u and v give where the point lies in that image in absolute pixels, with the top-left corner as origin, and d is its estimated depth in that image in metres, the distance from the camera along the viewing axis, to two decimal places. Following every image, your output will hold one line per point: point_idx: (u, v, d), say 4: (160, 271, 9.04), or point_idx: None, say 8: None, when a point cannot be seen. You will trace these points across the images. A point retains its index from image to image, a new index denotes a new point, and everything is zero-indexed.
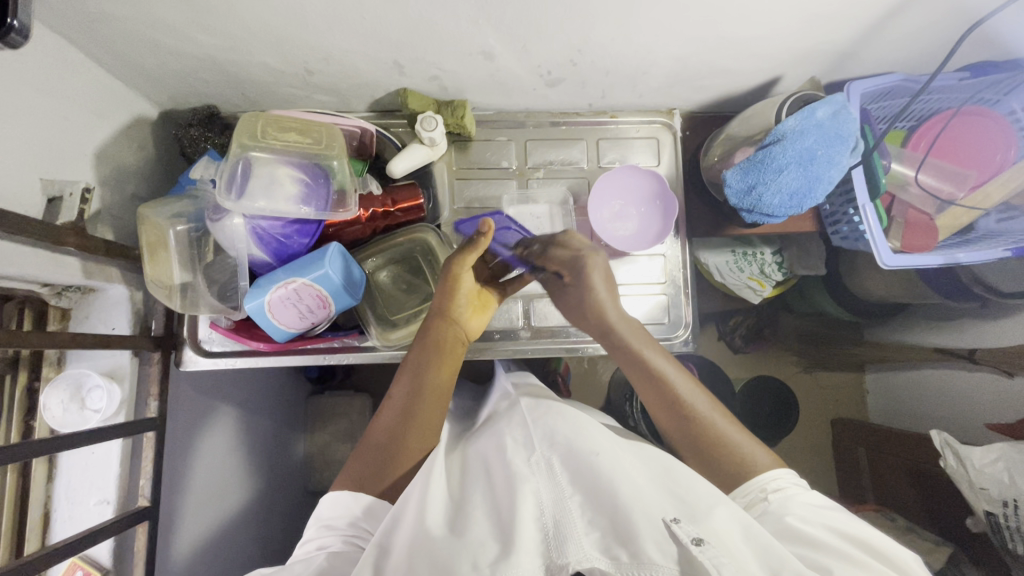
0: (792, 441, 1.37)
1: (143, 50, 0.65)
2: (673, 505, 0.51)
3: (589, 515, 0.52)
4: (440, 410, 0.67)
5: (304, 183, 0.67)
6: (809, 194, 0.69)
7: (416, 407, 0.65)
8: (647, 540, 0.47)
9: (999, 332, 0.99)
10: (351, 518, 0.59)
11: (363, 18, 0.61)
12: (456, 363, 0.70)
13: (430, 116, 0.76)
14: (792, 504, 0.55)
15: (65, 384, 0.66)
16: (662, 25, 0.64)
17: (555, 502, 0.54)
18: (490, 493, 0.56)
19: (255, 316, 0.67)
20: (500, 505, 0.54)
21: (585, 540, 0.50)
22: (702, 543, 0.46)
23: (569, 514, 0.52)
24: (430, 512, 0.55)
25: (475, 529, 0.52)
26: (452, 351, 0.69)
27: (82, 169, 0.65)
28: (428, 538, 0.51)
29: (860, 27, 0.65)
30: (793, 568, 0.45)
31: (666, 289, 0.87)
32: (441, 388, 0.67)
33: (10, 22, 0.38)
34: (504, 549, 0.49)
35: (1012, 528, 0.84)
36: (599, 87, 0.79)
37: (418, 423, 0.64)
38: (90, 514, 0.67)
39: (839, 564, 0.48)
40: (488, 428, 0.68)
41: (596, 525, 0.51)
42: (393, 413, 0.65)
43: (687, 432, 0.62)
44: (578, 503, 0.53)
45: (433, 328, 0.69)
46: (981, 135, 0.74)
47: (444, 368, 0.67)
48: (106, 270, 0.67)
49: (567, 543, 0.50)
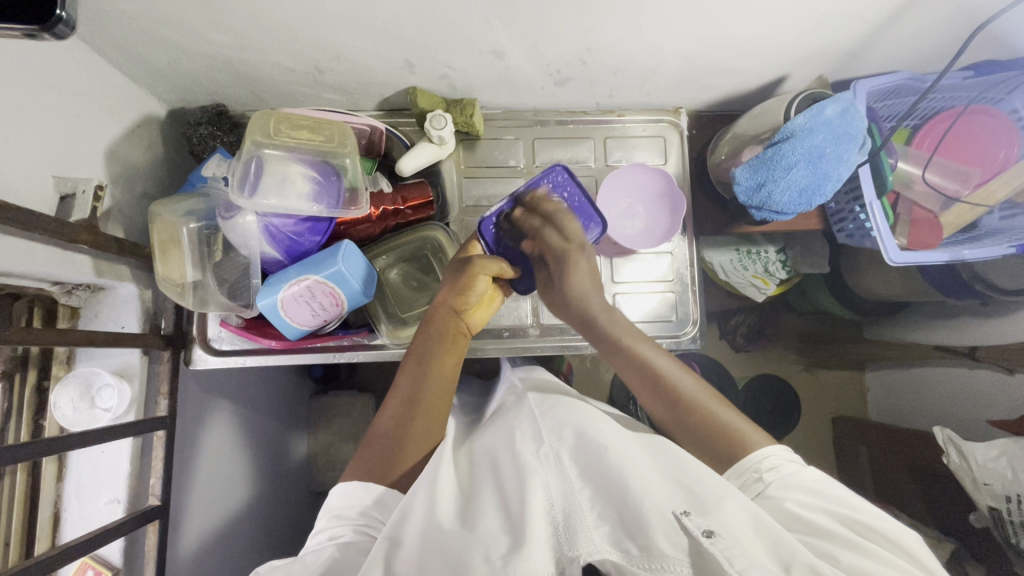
0: (793, 439, 1.38)
1: (153, 47, 0.65)
2: (683, 498, 0.51)
3: (598, 508, 0.53)
4: (447, 403, 0.67)
5: (315, 181, 0.67)
6: (818, 191, 0.69)
7: (418, 397, 0.64)
8: (658, 532, 0.47)
9: (1000, 330, 1.00)
10: (361, 508, 0.59)
11: (376, 16, 0.61)
12: (460, 356, 0.68)
13: (439, 115, 0.77)
14: (789, 486, 0.54)
15: (76, 383, 0.66)
16: (673, 24, 0.65)
17: (564, 494, 0.54)
18: (499, 489, 0.57)
19: (268, 314, 0.67)
20: (510, 499, 0.55)
21: (595, 534, 0.51)
22: (712, 535, 0.46)
23: (579, 507, 0.53)
24: (440, 506, 0.55)
25: (484, 522, 0.52)
26: (453, 343, 0.68)
27: (93, 167, 0.65)
28: (439, 530, 0.52)
29: (867, 27, 0.66)
30: (803, 557, 0.45)
31: (672, 287, 0.87)
32: (443, 380, 0.66)
33: (58, 14, 0.37)
34: (514, 541, 0.49)
35: (1015, 524, 0.85)
36: (607, 85, 0.80)
37: (423, 412, 0.64)
38: (100, 513, 0.67)
39: (843, 550, 0.49)
40: (498, 420, 0.68)
41: (605, 519, 0.51)
42: (396, 402, 0.65)
43: (711, 446, 0.59)
44: (587, 496, 0.54)
45: (437, 318, 0.68)
46: (983, 134, 0.75)
47: (446, 360, 0.66)
48: (116, 268, 0.67)
49: (578, 536, 0.50)
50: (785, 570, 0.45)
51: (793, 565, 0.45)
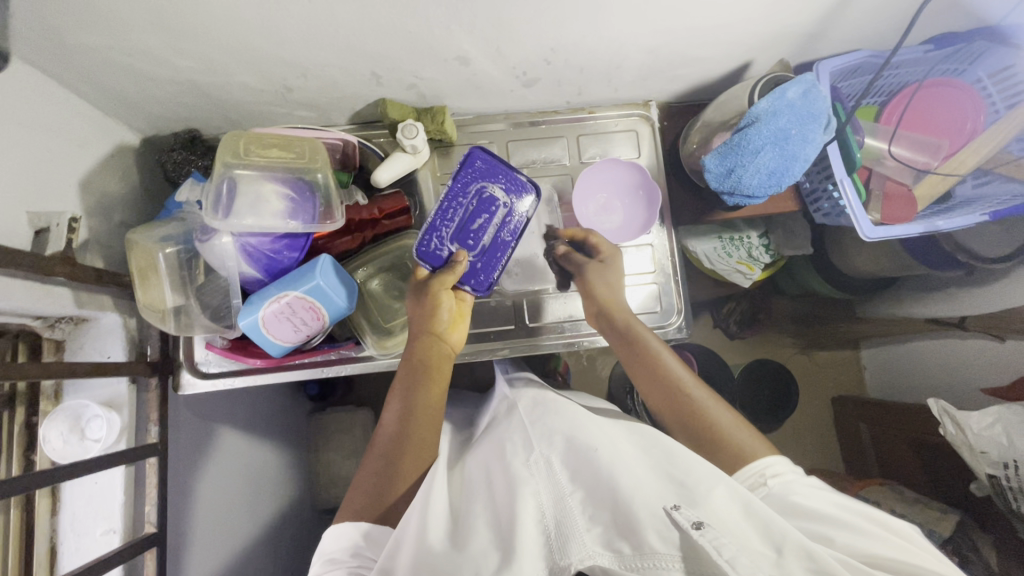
0: (795, 422, 1.39)
1: (120, 76, 0.66)
2: (673, 492, 0.51)
3: (590, 510, 0.53)
4: (435, 433, 0.67)
5: (290, 198, 0.67)
6: (786, 173, 0.70)
7: (405, 431, 0.65)
8: (649, 530, 0.48)
9: (988, 298, 1.01)
10: (353, 549, 0.58)
11: (338, 31, 0.62)
12: (445, 384, 0.69)
13: (410, 124, 0.77)
14: (792, 484, 0.55)
15: (65, 416, 0.65)
16: (631, 20, 0.66)
17: (555, 501, 0.55)
18: (492, 501, 0.57)
19: (250, 333, 0.67)
20: (501, 510, 0.55)
21: (588, 537, 0.51)
22: (702, 526, 0.46)
23: (570, 513, 0.53)
24: (431, 530, 0.55)
25: (476, 540, 0.53)
26: (437, 370, 0.68)
27: (69, 200, 0.65)
28: (429, 553, 0.52)
29: (821, 10, 0.67)
30: (793, 540, 0.45)
31: (656, 279, 0.87)
32: (430, 411, 0.67)
33: None
34: (505, 556, 0.50)
35: (1014, 489, 0.85)
36: (575, 84, 0.81)
37: (410, 451, 0.64)
38: (96, 545, 0.66)
39: (841, 530, 0.49)
40: (487, 439, 0.69)
41: (598, 520, 0.52)
42: (389, 436, 0.66)
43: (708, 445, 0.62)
44: (578, 499, 0.54)
45: (418, 348, 0.69)
46: (948, 105, 0.76)
47: (431, 390, 0.67)
48: (98, 298, 0.67)
49: (570, 543, 0.51)
50: (777, 551, 0.45)
51: (783, 545, 0.45)
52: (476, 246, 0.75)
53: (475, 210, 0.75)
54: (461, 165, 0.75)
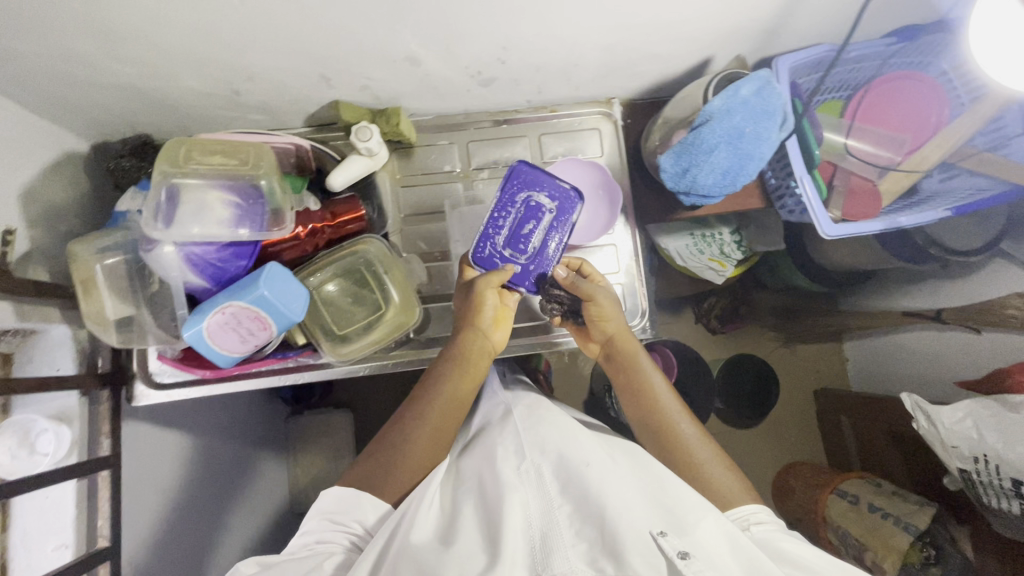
0: (777, 416, 1.38)
1: (59, 84, 0.64)
2: (660, 516, 0.51)
3: (577, 525, 0.51)
4: (455, 424, 0.68)
5: (236, 205, 0.65)
6: (742, 171, 0.68)
7: (429, 410, 0.66)
8: (633, 553, 0.46)
9: (962, 291, 1.00)
10: (359, 519, 0.59)
11: (279, 33, 0.61)
12: (478, 378, 0.70)
13: (364, 126, 0.75)
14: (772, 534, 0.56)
15: (13, 430, 0.61)
16: (581, 17, 0.64)
17: (543, 513, 0.53)
18: (480, 508, 0.56)
19: (196, 344, 0.66)
20: (490, 518, 0.53)
21: (571, 553, 0.49)
22: (688, 557, 0.47)
23: (556, 526, 0.51)
24: (417, 528, 0.55)
25: (462, 543, 0.52)
26: (473, 365, 0.70)
27: (9, 210, 0.64)
28: (417, 551, 0.51)
29: (775, 5, 0.65)
30: None
31: (621, 279, 0.86)
32: (458, 399, 0.68)
33: None
34: (491, 559, 0.49)
35: (984, 484, 0.84)
36: (534, 82, 0.79)
37: (428, 432, 0.65)
38: (45, 561, 0.63)
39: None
40: (480, 443, 0.66)
41: (583, 537, 0.50)
42: (411, 415, 0.67)
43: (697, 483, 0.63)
44: (565, 513, 0.53)
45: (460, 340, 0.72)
46: (911, 98, 0.75)
47: (464, 381, 0.69)
48: (43, 310, 0.66)
49: (552, 555, 0.49)
50: None
51: None
52: (527, 251, 0.76)
53: (523, 217, 0.75)
54: (506, 177, 0.76)
